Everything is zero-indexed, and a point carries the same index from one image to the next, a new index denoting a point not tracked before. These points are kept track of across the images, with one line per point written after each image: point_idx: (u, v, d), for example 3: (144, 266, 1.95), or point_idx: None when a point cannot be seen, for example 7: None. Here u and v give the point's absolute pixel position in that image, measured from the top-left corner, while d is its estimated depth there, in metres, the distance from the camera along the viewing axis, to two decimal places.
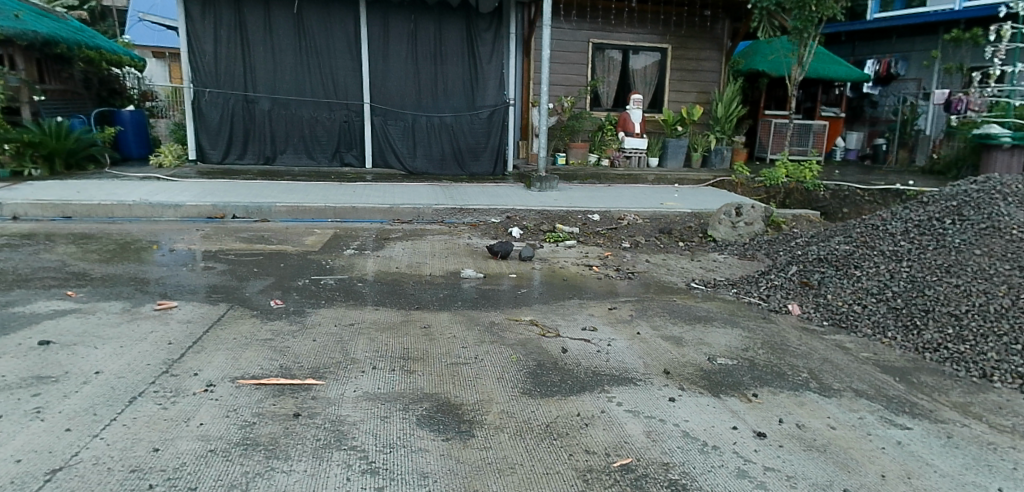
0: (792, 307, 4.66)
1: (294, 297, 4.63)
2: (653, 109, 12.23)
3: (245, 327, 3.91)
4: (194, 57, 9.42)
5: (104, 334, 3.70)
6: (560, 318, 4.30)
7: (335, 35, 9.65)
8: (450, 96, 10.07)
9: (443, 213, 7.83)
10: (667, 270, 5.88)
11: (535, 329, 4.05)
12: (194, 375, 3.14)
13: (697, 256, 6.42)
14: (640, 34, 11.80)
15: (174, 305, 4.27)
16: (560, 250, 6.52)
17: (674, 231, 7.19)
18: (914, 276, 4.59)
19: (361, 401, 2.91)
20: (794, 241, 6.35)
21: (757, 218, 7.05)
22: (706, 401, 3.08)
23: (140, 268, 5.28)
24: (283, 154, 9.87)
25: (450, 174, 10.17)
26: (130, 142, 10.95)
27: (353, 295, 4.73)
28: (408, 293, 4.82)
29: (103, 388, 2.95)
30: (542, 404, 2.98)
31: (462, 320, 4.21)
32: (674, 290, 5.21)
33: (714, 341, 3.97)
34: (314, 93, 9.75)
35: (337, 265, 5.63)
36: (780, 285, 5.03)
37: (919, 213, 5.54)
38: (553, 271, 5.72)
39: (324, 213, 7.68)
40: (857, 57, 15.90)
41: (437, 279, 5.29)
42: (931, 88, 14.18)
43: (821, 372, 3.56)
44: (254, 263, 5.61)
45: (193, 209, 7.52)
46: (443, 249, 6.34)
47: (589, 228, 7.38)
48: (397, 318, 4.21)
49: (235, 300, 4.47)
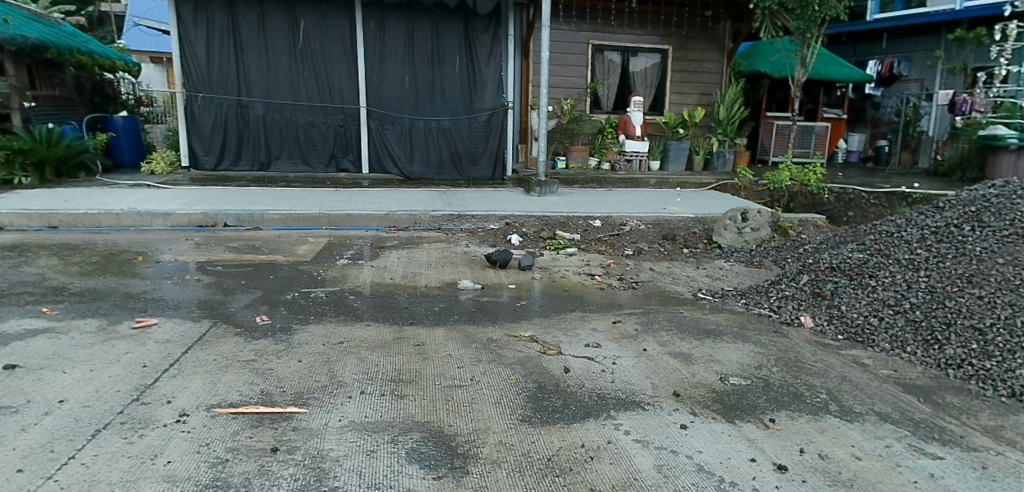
0: (805, 319, 4.42)
1: (282, 312, 4.40)
2: (654, 112, 12.01)
3: (226, 347, 3.67)
4: (186, 61, 9.19)
5: (76, 356, 3.47)
6: (561, 334, 4.06)
7: (330, 38, 9.43)
8: (447, 99, 9.85)
9: (440, 220, 7.60)
10: (672, 279, 5.65)
11: (536, 346, 3.82)
12: (167, 404, 2.94)
13: (703, 264, 6.20)
14: (640, 36, 11.59)
15: (154, 323, 4.04)
16: (561, 259, 6.29)
17: (678, 238, 6.97)
18: (933, 286, 4.36)
19: (346, 433, 2.71)
20: (802, 248, 6.13)
21: (764, 223, 6.80)
22: (719, 428, 2.87)
23: (123, 282, 5.04)
24: (278, 160, 9.65)
25: (448, 179, 9.94)
26: (123, 148, 10.72)
27: (344, 309, 4.50)
28: (402, 307, 4.59)
29: (66, 420, 2.77)
30: (543, 433, 2.76)
31: (458, 336, 3.97)
32: (681, 300, 4.98)
33: (725, 358, 3.74)
34: (307, 97, 9.52)
35: (329, 276, 5.40)
36: (791, 296, 4.78)
37: (936, 219, 5.32)
38: (553, 281, 5.50)
39: (318, 221, 7.44)
40: (858, 57, 15.67)
41: (433, 291, 5.06)
42: (934, 89, 13.97)
43: (840, 392, 3.34)
44: (242, 275, 5.37)
45: (182, 218, 7.29)
46: (439, 259, 6.12)
47: (590, 234, 7.15)
48: (389, 335, 3.98)
49: (219, 317, 4.24)
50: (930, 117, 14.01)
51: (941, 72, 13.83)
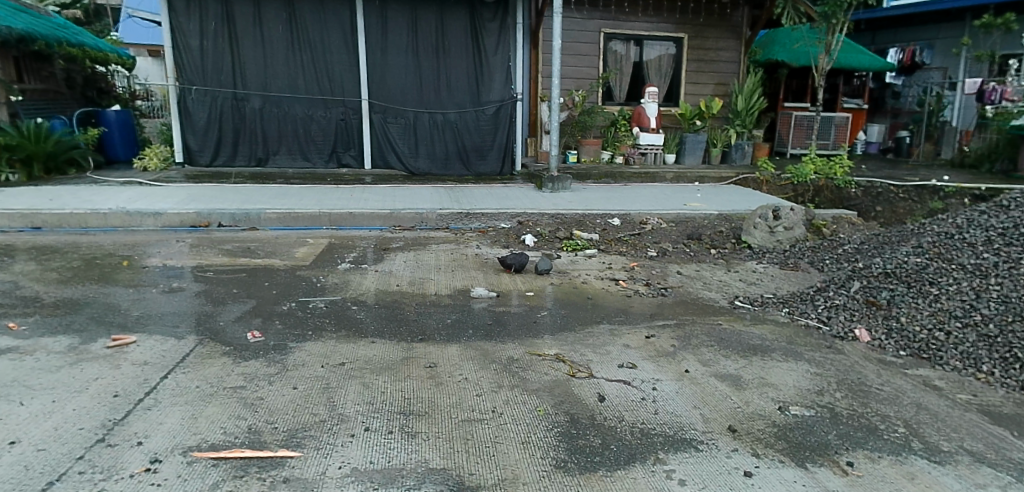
0: (861, 332, 3.96)
1: (276, 326, 3.96)
2: (668, 103, 11.52)
3: (212, 370, 3.23)
4: (180, 52, 8.78)
5: (37, 384, 3.03)
6: (591, 353, 3.60)
7: (330, 27, 8.94)
8: (454, 91, 9.35)
9: (447, 219, 7.14)
10: (704, 284, 5.18)
11: (563, 368, 3.37)
12: (137, 446, 2.49)
13: (734, 266, 5.73)
14: (655, 23, 11.06)
15: (132, 342, 3.60)
16: (580, 261, 5.83)
17: (704, 237, 6.51)
18: (1007, 296, 3.88)
19: (347, 487, 2.26)
20: (841, 250, 5.79)
21: (798, 222, 6.33)
22: (790, 476, 2.43)
23: (104, 291, 4.61)
24: (277, 155, 9.22)
25: (455, 174, 9.48)
26: (116, 143, 10.28)
27: (347, 323, 4.05)
28: (410, 320, 4.13)
29: (14, 470, 2.32)
30: (582, 484, 2.32)
31: (474, 356, 3.52)
32: (717, 309, 4.52)
33: (781, 381, 3.29)
34: (307, 89, 9.06)
35: (330, 283, 4.95)
36: (842, 305, 4.31)
37: (1002, 221, 4.84)
38: (573, 287, 5.03)
39: (319, 220, 7.00)
40: (879, 45, 15.15)
41: (443, 300, 4.60)
42: (957, 77, 13.38)
43: (917, 423, 2.89)
44: (236, 282, 4.94)
45: (175, 218, 6.84)
46: (449, 262, 5.67)
47: (609, 234, 6.67)
48: (397, 355, 3.53)
49: (205, 332, 3.81)
50: (953, 106, 13.44)
51: (964, 60, 13.23)
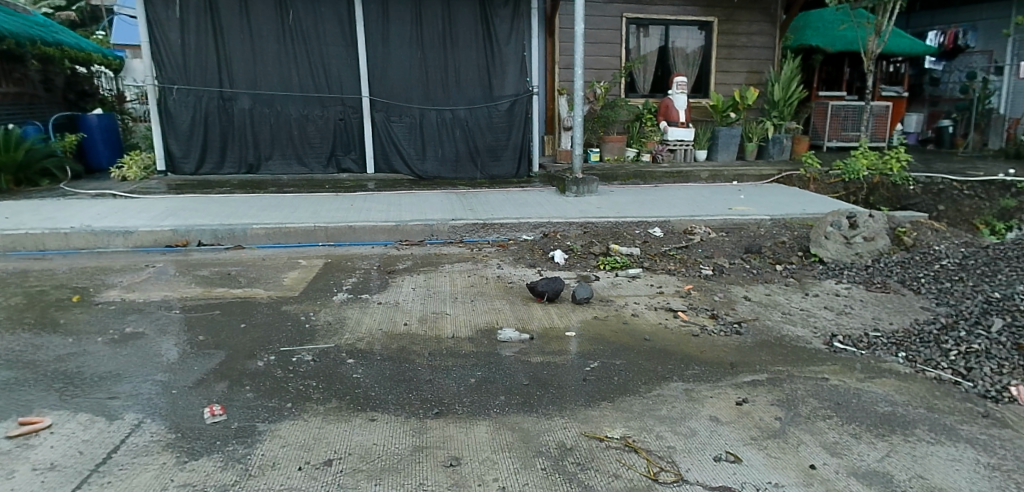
0: (1020, 392, 2.97)
1: (245, 394, 3.00)
2: (698, 94, 10.50)
3: (146, 479, 2.31)
4: (157, 48, 7.81)
5: None
6: (670, 433, 2.64)
7: (323, 17, 7.96)
8: (464, 85, 8.36)
9: (461, 231, 6.18)
10: (783, 314, 4.19)
11: (638, 463, 2.42)
12: None
13: (810, 289, 4.73)
14: (681, 6, 10.04)
15: (44, 426, 2.65)
16: (624, 285, 4.84)
17: (765, 250, 5.49)
18: None
19: None
20: (939, 268, 4.79)
21: (880, 232, 5.33)
22: None
23: (36, 342, 3.65)
24: (269, 160, 8.30)
25: (466, 177, 8.53)
26: (98, 150, 9.33)
27: (339, 388, 3.06)
28: (421, 381, 3.14)
29: None
30: None
31: (512, 442, 2.56)
32: (814, 354, 3.53)
33: (950, 484, 2.34)
34: (301, 87, 8.11)
35: (321, 323, 3.98)
36: (984, 352, 3.30)
37: None
38: (617, 323, 4.02)
39: (314, 236, 6.05)
40: (916, 28, 13.87)
41: (463, 347, 3.60)
42: (1005, 60, 12.11)
43: None
44: (205, 323, 3.97)
45: (147, 236, 5.89)
46: (467, 289, 4.68)
47: (652, 247, 5.68)
48: (403, 442, 2.56)
49: (148, 409, 2.84)
50: (1001, 93, 12.24)
51: (1014, 41, 11.92)
